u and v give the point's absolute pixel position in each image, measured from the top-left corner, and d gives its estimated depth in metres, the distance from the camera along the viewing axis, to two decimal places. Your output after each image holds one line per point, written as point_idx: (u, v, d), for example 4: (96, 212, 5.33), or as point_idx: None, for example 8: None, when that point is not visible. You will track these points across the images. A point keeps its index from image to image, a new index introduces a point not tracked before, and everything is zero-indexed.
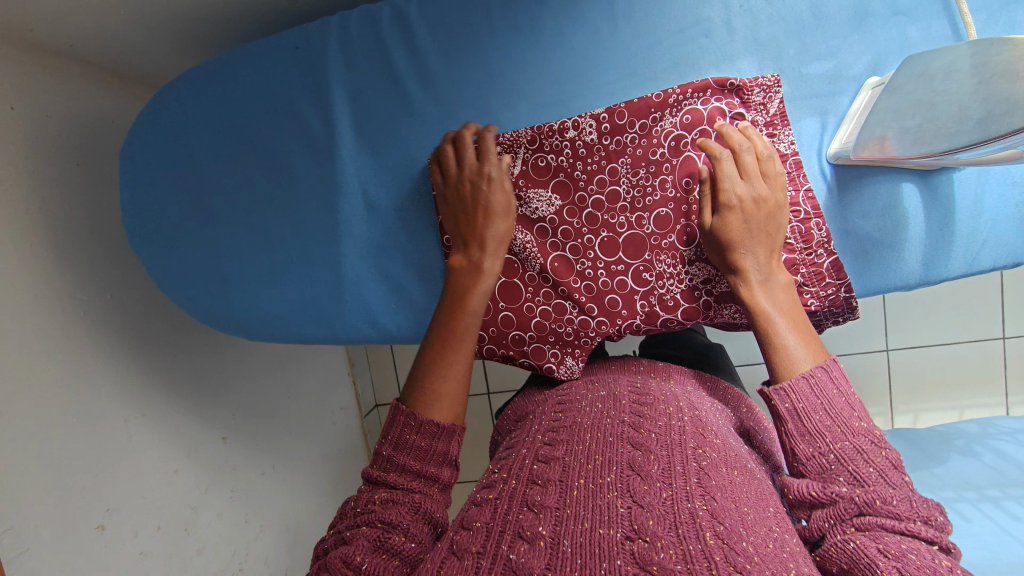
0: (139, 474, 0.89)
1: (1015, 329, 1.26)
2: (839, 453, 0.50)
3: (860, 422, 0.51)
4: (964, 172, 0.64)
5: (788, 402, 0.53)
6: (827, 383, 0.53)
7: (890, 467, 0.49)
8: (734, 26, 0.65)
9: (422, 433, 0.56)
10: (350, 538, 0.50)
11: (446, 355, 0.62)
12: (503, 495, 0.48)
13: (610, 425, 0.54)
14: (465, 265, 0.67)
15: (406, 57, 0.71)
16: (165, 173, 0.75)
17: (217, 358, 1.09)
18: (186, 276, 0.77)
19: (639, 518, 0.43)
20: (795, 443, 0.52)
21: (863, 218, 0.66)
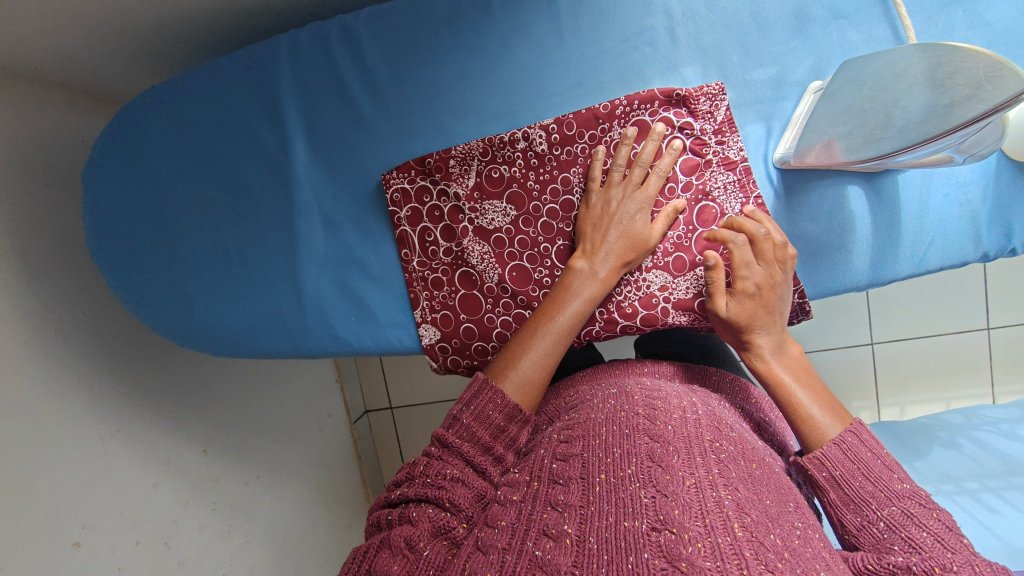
0: (114, 490, 0.90)
1: (998, 319, 1.26)
2: (889, 520, 0.47)
3: (902, 484, 0.49)
4: (908, 174, 0.64)
5: (824, 471, 0.51)
6: (860, 447, 0.51)
7: (944, 530, 0.45)
8: (678, 34, 0.65)
9: (504, 413, 0.54)
10: (415, 515, 0.46)
11: (542, 351, 0.60)
12: (526, 496, 0.44)
13: (625, 418, 0.49)
14: (582, 271, 0.64)
15: (356, 73, 0.71)
16: (123, 195, 0.75)
17: (195, 371, 1.10)
18: (144, 296, 0.77)
19: (664, 508, 0.39)
20: (842, 514, 0.49)
21: (811, 221, 0.66)
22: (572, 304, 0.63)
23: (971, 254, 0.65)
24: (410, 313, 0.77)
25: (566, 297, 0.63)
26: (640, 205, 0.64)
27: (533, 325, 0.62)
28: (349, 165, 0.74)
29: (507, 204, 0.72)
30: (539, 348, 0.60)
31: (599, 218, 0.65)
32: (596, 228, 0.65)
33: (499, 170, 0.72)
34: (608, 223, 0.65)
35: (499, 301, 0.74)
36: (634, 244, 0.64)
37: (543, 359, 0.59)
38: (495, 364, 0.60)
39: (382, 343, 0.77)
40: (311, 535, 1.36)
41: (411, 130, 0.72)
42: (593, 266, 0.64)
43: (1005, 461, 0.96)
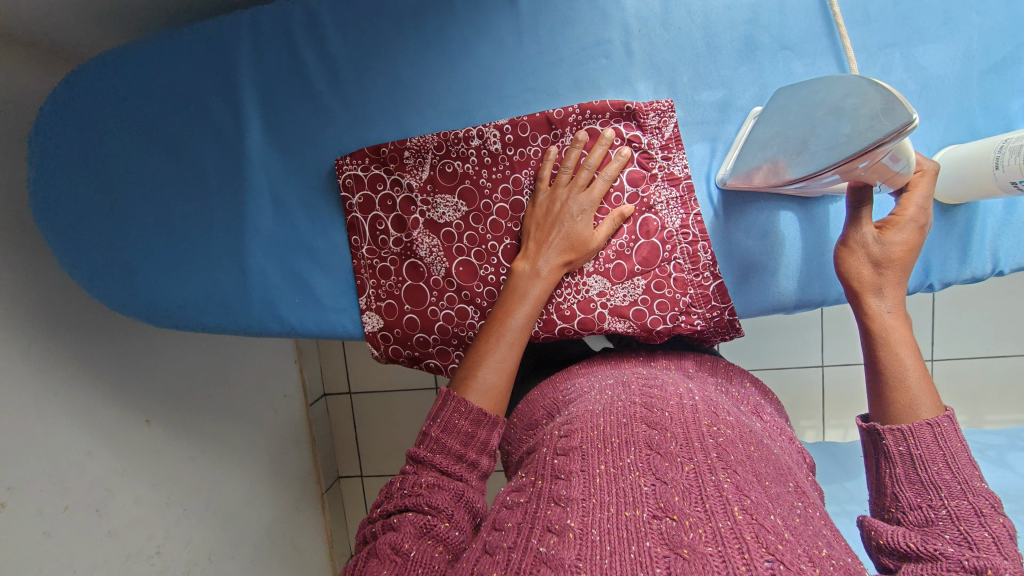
0: (46, 454, 0.89)
1: (941, 351, 1.32)
2: (953, 510, 0.44)
3: (983, 485, 0.45)
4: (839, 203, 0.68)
5: (902, 446, 0.49)
6: (954, 435, 0.48)
7: (1007, 537, 0.42)
8: (633, 49, 0.67)
9: (470, 419, 0.55)
10: (397, 523, 0.49)
11: (500, 353, 0.60)
12: (531, 497, 0.46)
13: (621, 407, 0.52)
14: (526, 272, 0.65)
15: (315, 56, 0.72)
16: (69, 159, 0.74)
17: (143, 342, 1.09)
18: (85, 262, 0.76)
19: (664, 496, 0.41)
20: (901, 491, 0.47)
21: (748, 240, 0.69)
22: (522, 305, 0.64)
23: None
24: (354, 299, 0.77)
25: (513, 300, 0.64)
26: (583, 205, 0.66)
27: (485, 333, 0.62)
28: (304, 147, 0.74)
29: (458, 199, 0.73)
30: (496, 352, 0.60)
31: (543, 219, 0.67)
32: (541, 228, 0.67)
33: (453, 165, 0.72)
34: (552, 228, 0.66)
35: (443, 294, 0.75)
36: (577, 244, 0.66)
37: (501, 359, 0.60)
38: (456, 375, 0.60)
39: (325, 328, 0.78)
40: (255, 513, 1.35)
41: (368, 118, 0.73)
42: (536, 265, 0.65)
43: None
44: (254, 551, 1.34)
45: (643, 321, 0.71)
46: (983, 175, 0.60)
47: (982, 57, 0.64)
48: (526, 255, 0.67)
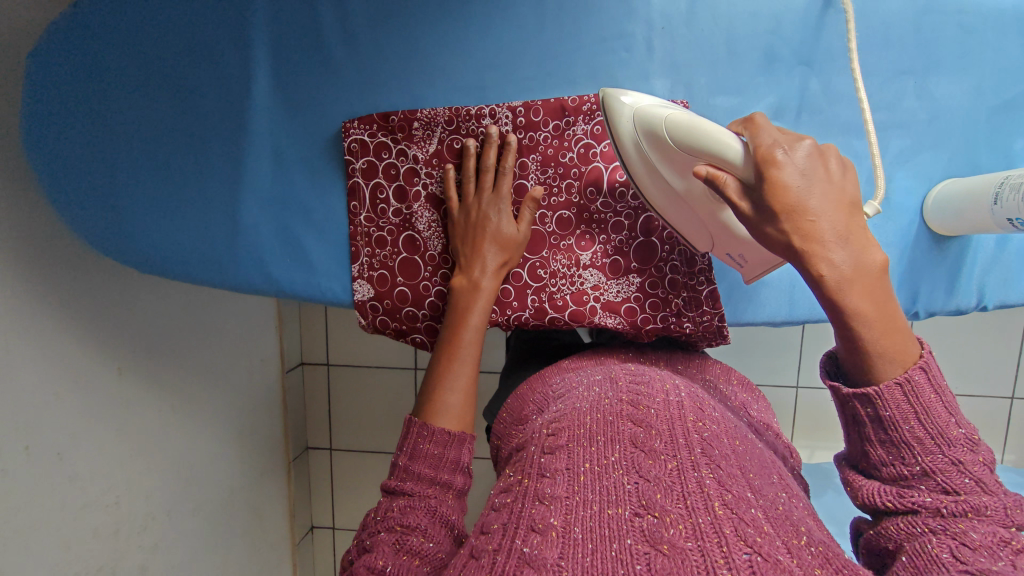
0: (13, 391, 0.86)
1: None
2: (928, 464, 0.44)
3: (958, 429, 0.44)
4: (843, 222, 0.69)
5: (870, 409, 0.46)
6: (925, 387, 0.45)
7: (986, 472, 0.43)
8: (654, 46, 0.67)
9: (436, 442, 0.56)
10: (371, 545, 0.49)
11: (459, 373, 0.61)
12: (517, 495, 0.45)
13: (608, 405, 0.51)
14: (465, 286, 0.68)
15: (334, 13, 0.70)
16: (67, 90, 0.72)
17: (124, 287, 1.07)
18: (74, 200, 0.74)
19: (647, 493, 0.41)
20: (874, 450, 0.46)
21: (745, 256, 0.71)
22: (469, 318, 0.66)
23: None
24: (347, 266, 0.76)
25: (462, 317, 0.66)
26: (498, 207, 0.68)
27: (442, 353, 0.64)
28: (311, 106, 0.73)
29: None
30: (455, 374, 0.61)
31: (465, 231, 0.69)
32: (467, 240, 0.69)
33: (461, 142, 0.71)
34: (478, 238, 0.68)
35: (438, 271, 0.74)
36: (508, 244, 0.68)
37: (462, 378, 0.61)
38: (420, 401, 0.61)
39: (313, 291, 0.77)
40: (218, 475, 1.34)
41: (379, 84, 0.71)
42: (472, 277, 0.68)
43: None
44: (214, 511, 1.32)
45: (633, 318, 0.72)
46: (981, 209, 0.61)
47: (992, 95, 0.66)
48: (463, 269, 0.69)
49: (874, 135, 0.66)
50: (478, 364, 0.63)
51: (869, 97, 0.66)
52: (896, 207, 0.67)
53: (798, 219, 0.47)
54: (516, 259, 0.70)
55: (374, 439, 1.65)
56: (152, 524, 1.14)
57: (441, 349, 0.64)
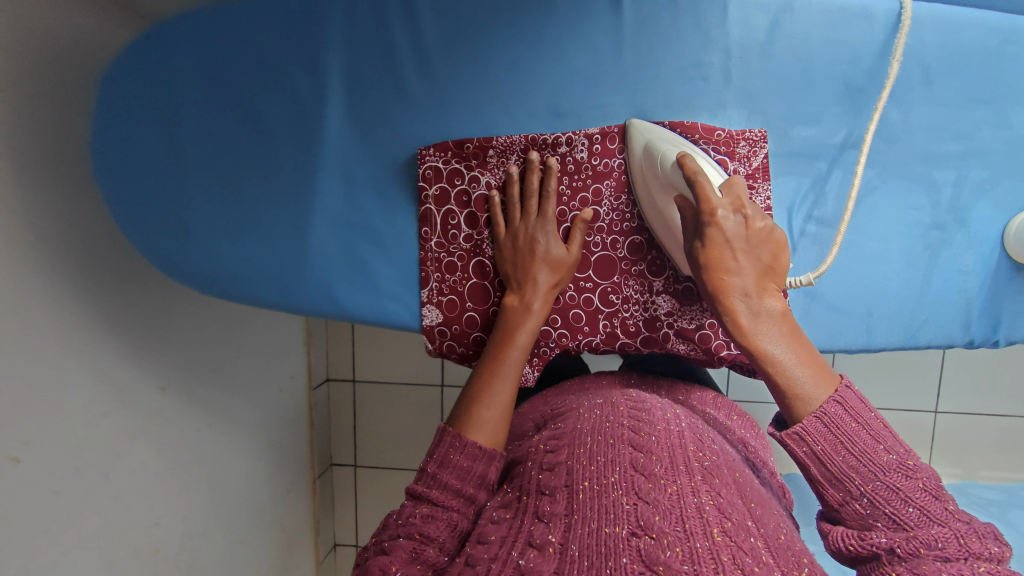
0: (65, 411, 0.86)
1: (945, 405, 1.37)
2: (872, 496, 0.45)
3: (889, 454, 0.46)
4: (931, 249, 0.68)
5: (804, 447, 0.48)
6: (844, 417, 0.47)
7: (928, 498, 0.44)
8: (731, 75, 0.67)
9: (466, 454, 0.53)
10: (387, 548, 0.48)
11: (499, 390, 0.59)
12: (517, 512, 0.48)
13: (611, 428, 0.52)
14: (516, 306, 0.67)
15: (409, 41, 0.70)
16: (143, 111, 0.72)
17: (169, 305, 1.06)
18: (144, 220, 0.73)
19: (645, 514, 0.42)
20: (826, 491, 0.48)
21: (831, 284, 0.68)
22: (516, 335, 0.64)
23: (958, 338, 0.69)
24: (414, 290, 0.76)
25: (511, 334, 0.65)
26: (548, 230, 0.68)
27: (484, 368, 0.62)
28: (383, 132, 0.73)
29: None
30: (495, 390, 0.59)
31: (514, 255, 0.69)
32: (518, 263, 0.69)
33: None
34: (529, 259, 0.68)
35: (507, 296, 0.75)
36: (558, 265, 0.68)
37: (502, 395, 0.59)
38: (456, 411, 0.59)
39: (378, 314, 0.76)
40: (251, 493, 1.33)
41: (450, 111, 0.72)
42: (524, 299, 0.67)
43: None
44: (246, 530, 1.31)
45: (707, 344, 0.73)
46: None
47: None
48: (514, 290, 0.69)
49: (952, 164, 0.66)
50: (518, 387, 0.61)
51: (946, 126, 0.65)
52: (976, 236, 0.67)
53: (713, 274, 0.55)
54: (568, 280, 0.69)
55: (403, 457, 1.64)
56: (188, 544, 1.13)
57: (483, 362, 0.63)
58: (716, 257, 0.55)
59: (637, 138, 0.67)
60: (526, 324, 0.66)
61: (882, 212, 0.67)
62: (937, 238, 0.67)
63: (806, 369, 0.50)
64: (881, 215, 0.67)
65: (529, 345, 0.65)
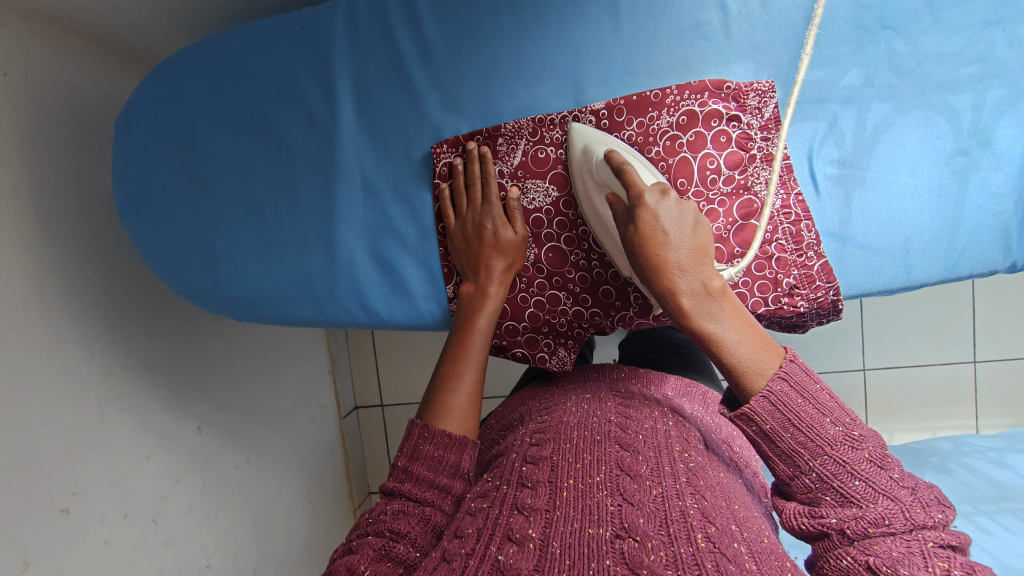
0: (110, 458, 0.86)
1: (984, 352, 1.34)
2: (819, 471, 0.46)
3: (836, 427, 0.47)
4: (963, 173, 0.67)
5: (754, 426, 0.49)
6: (790, 394, 0.48)
7: (874, 471, 0.45)
8: (732, 30, 0.68)
9: (436, 444, 0.57)
10: (356, 547, 0.50)
11: (464, 375, 0.63)
12: (494, 501, 0.47)
13: (596, 424, 0.55)
14: (472, 293, 0.70)
15: (412, 43, 0.72)
16: (161, 143, 0.73)
17: (197, 345, 1.06)
18: (173, 252, 0.74)
19: (629, 517, 0.42)
20: (775, 465, 0.49)
21: (863, 231, 0.68)
22: (477, 320, 0.68)
23: (1000, 263, 0.68)
24: (442, 288, 0.76)
25: (471, 320, 0.68)
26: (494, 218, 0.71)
27: (449, 358, 0.65)
28: (394, 135, 0.74)
29: (550, 184, 0.73)
30: (460, 375, 0.63)
31: (466, 244, 0.72)
32: (471, 252, 0.71)
33: (545, 151, 0.72)
34: (480, 247, 0.71)
35: (534, 281, 0.75)
36: (508, 248, 0.71)
37: (467, 380, 0.62)
38: (426, 402, 0.62)
39: (412, 317, 0.77)
40: (296, 529, 1.32)
41: (459, 107, 0.73)
42: (479, 284, 0.70)
43: (994, 486, 1.07)
44: (295, 566, 1.30)
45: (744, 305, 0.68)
46: None
47: None
48: (470, 279, 0.72)
49: (969, 89, 0.66)
50: (484, 369, 0.65)
51: (958, 52, 0.65)
52: (1003, 155, 0.66)
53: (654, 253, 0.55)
54: (520, 261, 0.72)
55: None
56: None
57: (448, 349, 0.66)
58: (655, 236, 0.55)
59: (578, 140, 0.69)
60: (485, 309, 0.69)
61: (903, 146, 0.67)
62: (963, 163, 0.67)
63: (749, 346, 0.51)
64: (902, 149, 0.67)
65: (489, 329, 0.68)
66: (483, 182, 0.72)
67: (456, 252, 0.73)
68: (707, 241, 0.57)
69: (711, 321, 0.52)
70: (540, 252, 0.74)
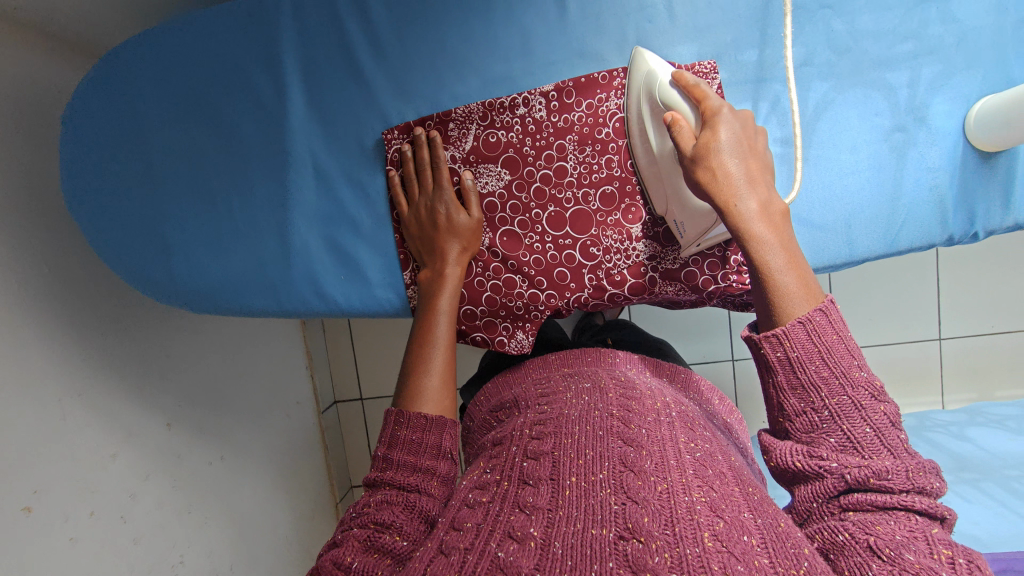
0: (72, 456, 0.85)
1: (948, 330, 1.38)
2: (835, 410, 0.45)
3: (861, 372, 0.46)
4: (901, 148, 0.68)
5: (780, 352, 0.48)
6: (827, 328, 0.47)
7: (886, 425, 0.45)
8: (676, 12, 0.69)
9: (416, 427, 0.57)
10: (341, 539, 0.50)
11: (434, 357, 0.64)
12: (495, 497, 0.45)
13: (599, 418, 0.50)
14: (431, 277, 0.70)
15: (361, 30, 0.72)
16: (109, 135, 0.72)
17: (162, 340, 1.05)
18: (126, 245, 0.74)
19: (633, 516, 0.40)
20: (786, 399, 0.47)
21: (808, 209, 0.69)
22: (438, 302, 0.68)
23: (938, 237, 0.70)
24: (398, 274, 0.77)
25: (432, 304, 0.68)
26: (449, 202, 0.71)
27: (416, 342, 0.65)
28: (347, 123, 0.74)
29: (502, 168, 0.74)
30: (430, 358, 0.63)
31: (422, 231, 0.72)
32: (426, 238, 0.72)
33: (496, 135, 0.73)
34: (436, 232, 0.71)
35: (489, 265, 0.76)
36: (464, 231, 0.71)
37: (437, 362, 0.63)
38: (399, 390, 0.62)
39: (371, 304, 0.77)
40: (274, 524, 1.31)
41: (411, 93, 0.73)
42: (439, 268, 0.70)
43: (955, 458, 1.09)
44: (272, 559, 1.29)
45: (694, 282, 0.72)
46: None
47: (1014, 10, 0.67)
48: (427, 264, 0.72)
49: (905, 66, 0.67)
50: (451, 350, 0.65)
51: (893, 30, 0.67)
52: (938, 131, 0.68)
53: (719, 166, 0.56)
54: (477, 244, 0.73)
55: None
56: None
57: (414, 334, 0.66)
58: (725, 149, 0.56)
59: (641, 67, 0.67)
60: (447, 291, 0.69)
61: (844, 123, 0.68)
62: (901, 139, 0.68)
63: (792, 272, 0.51)
64: (843, 127, 0.69)
65: (452, 310, 0.69)
66: (434, 168, 0.73)
67: (413, 239, 0.73)
68: (768, 167, 0.58)
69: (764, 241, 0.52)
70: (496, 236, 0.75)
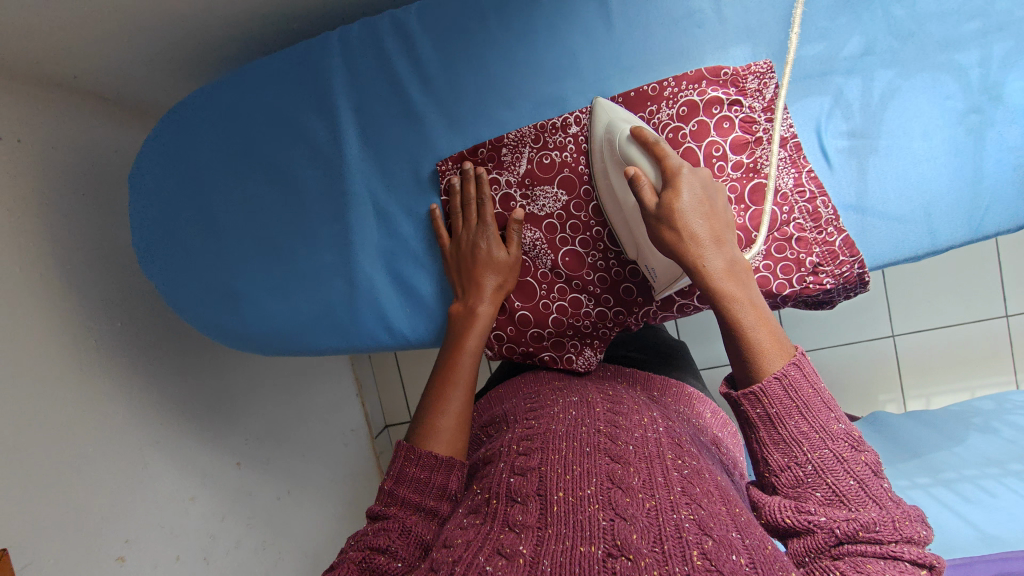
0: (155, 502, 0.87)
1: (1016, 306, 1.30)
2: (817, 463, 0.45)
3: (839, 425, 0.46)
4: (978, 130, 0.66)
5: (760, 408, 0.48)
6: (802, 382, 0.47)
7: (869, 475, 0.44)
8: (725, 15, 0.67)
9: (423, 465, 0.55)
10: (336, 565, 0.50)
11: (453, 398, 0.62)
12: (486, 517, 0.44)
13: (586, 434, 0.49)
14: (462, 313, 0.71)
15: (408, 67, 0.72)
16: (174, 191, 0.75)
17: (223, 381, 1.07)
18: (196, 295, 0.76)
19: (622, 533, 0.39)
20: (770, 455, 0.47)
21: (883, 202, 0.67)
22: (465, 342, 0.68)
23: None
24: None
25: (461, 342, 0.68)
26: (488, 236, 0.72)
27: (438, 378, 0.65)
28: (400, 159, 0.75)
29: (558, 189, 0.73)
30: (447, 398, 0.62)
31: (462, 265, 0.72)
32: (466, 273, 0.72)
33: (550, 156, 0.72)
34: (476, 266, 0.71)
35: (553, 286, 0.75)
36: (502, 266, 0.72)
37: (456, 403, 0.62)
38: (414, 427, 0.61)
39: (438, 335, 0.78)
40: None
41: (463, 124, 0.73)
42: (469, 305, 0.71)
43: None
44: None
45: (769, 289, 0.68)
46: None
47: None
48: (460, 298, 0.72)
49: (974, 45, 0.65)
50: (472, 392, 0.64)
51: (957, 10, 0.64)
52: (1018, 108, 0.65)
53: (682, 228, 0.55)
54: (515, 279, 0.74)
55: None
56: None
57: (436, 373, 0.65)
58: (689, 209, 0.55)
59: (602, 116, 0.67)
60: (478, 328, 0.69)
61: (914, 110, 0.66)
62: (977, 121, 0.66)
63: (763, 330, 0.51)
64: (913, 113, 0.66)
65: (479, 349, 0.69)
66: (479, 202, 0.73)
67: (451, 275, 0.74)
68: (728, 221, 0.58)
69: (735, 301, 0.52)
70: (557, 257, 0.74)
